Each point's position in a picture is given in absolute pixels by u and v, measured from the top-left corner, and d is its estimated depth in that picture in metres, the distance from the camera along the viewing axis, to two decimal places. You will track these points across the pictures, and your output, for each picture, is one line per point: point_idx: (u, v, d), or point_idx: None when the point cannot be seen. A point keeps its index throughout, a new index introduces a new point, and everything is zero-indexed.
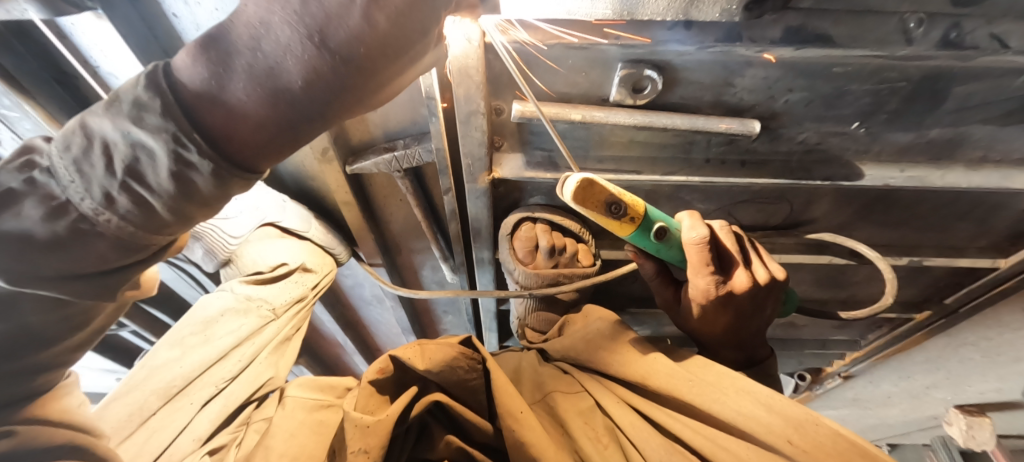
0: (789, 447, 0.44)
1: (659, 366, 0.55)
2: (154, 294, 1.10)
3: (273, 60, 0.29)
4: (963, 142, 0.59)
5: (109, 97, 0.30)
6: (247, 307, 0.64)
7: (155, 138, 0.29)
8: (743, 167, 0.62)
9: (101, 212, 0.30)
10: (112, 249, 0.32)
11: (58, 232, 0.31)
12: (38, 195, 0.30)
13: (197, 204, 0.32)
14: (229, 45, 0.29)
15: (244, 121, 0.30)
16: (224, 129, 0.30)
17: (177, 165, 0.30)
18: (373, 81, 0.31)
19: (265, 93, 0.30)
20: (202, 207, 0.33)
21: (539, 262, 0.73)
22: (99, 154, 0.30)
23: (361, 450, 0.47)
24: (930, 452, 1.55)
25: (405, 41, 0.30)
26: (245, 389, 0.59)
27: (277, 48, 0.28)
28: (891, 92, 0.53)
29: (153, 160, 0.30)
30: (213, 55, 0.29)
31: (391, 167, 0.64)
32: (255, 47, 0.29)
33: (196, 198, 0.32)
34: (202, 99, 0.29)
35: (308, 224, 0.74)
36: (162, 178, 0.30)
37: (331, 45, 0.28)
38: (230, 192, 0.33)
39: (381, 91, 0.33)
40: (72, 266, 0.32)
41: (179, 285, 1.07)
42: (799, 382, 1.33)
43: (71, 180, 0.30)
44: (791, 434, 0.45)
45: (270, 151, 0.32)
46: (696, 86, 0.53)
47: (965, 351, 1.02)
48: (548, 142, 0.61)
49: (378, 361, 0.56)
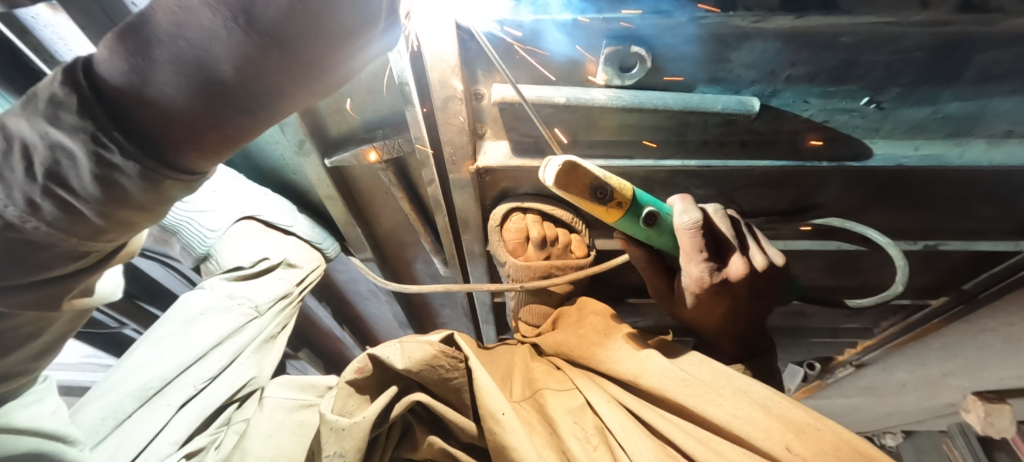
0: (788, 455, 0.41)
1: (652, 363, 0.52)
2: (151, 293, 1.10)
3: (199, 48, 0.26)
4: (985, 116, 0.54)
5: (24, 96, 0.27)
6: (228, 305, 0.63)
7: (71, 139, 0.26)
8: (743, 149, 0.58)
9: (27, 220, 0.28)
10: (47, 255, 0.30)
11: None
12: None
13: (131, 208, 0.30)
14: (151, 33, 0.26)
15: (173, 116, 0.27)
16: (151, 126, 0.28)
17: (99, 168, 0.27)
18: (316, 68, 0.28)
19: (194, 84, 0.27)
20: (137, 210, 0.31)
21: (530, 254, 0.70)
22: (16, 157, 0.27)
23: (338, 453, 0.47)
24: (947, 439, 1.51)
25: (350, 23, 0.27)
26: (225, 389, 0.57)
27: (202, 34, 0.26)
28: (905, 62, 0.48)
29: (75, 162, 0.27)
30: (133, 44, 0.26)
31: (370, 159, 0.61)
32: (177, 33, 0.26)
33: (128, 202, 0.30)
34: (124, 94, 0.27)
35: (291, 218, 0.72)
36: (87, 182, 0.28)
37: (262, 28, 0.26)
38: (166, 194, 0.31)
39: (325, 81, 0.30)
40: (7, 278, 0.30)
41: (175, 284, 1.06)
42: (810, 371, 1.30)
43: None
44: (791, 440, 0.42)
45: (208, 147, 0.30)
46: (690, 62, 0.49)
47: (985, 338, 0.97)
48: (534, 129, 0.58)
49: (357, 361, 0.54)
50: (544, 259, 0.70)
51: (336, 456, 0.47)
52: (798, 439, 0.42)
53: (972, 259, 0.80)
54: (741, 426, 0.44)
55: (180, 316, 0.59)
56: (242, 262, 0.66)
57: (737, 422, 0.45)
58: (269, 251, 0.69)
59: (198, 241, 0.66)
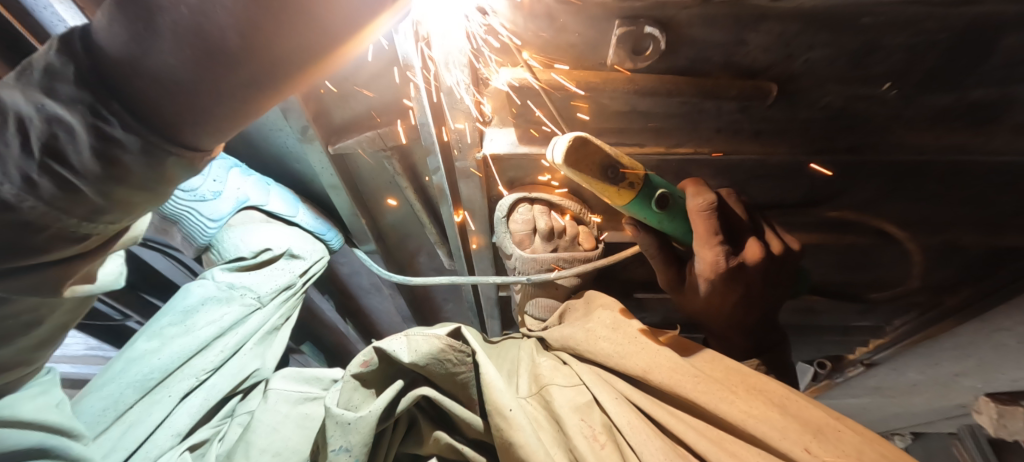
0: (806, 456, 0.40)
1: (665, 360, 0.50)
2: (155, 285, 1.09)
3: (202, 13, 0.24)
4: (1011, 105, 0.52)
5: (22, 66, 0.26)
6: (229, 295, 0.61)
7: (71, 112, 0.26)
8: (757, 137, 0.57)
9: (24, 199, 0.26)
10: (47, 239, 0.28)
11: None
12: None
13: (131, 187, 0.29)
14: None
15: (175, 89, 0.26)
16: (152, 100, 0.26)
17: (99, 142, 0.26)
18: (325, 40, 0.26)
19: (196, 54, 0.25)
20: (138, 190, 0.29)
21: (536, 246, 0.68)
22: (10, 130, 0.25)
23: (343, 447, 0.46)
24: (957, 442, 1.48)
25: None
26: (228, 382, 0.56)
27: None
28: (930, 46, 0.46)
29: (73, 136, 0.26)
30: (130, 9, 0.24)
31: (375, 145, 0.62)
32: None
33: (127, 181, 0.29)
34: (124, 66, 0.25)
35: (293, 208, 0.71)
36: (88, 158, 0.27)
37: None
38: (167, 172, 0.30)
39: (336, 53, 0.27)
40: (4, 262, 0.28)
41: (179, 276, 1.06)
42: (818, 370, 1.28)
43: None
44: (809, 441, 0.41)
45: (210, 123, 0.28)
46: (704, 45, 0.48)
47: (1000, 338, 0.95)
48: (542, 115, 0.56)
49: (363, 354, 0.52)
50: (552, 251, 0.69)
51: (341, 450, 0.46)
52: (816, 440, 0.41)
53: (990, 256, 0.78)
54: (757, 426, 0.43)
55: (182, 306, 0.58)
56: (244, 253, 0.65)
57: (754, 422, 0.43)
58: (272, 240, 0.67)
59: (197, 232, 0.64)
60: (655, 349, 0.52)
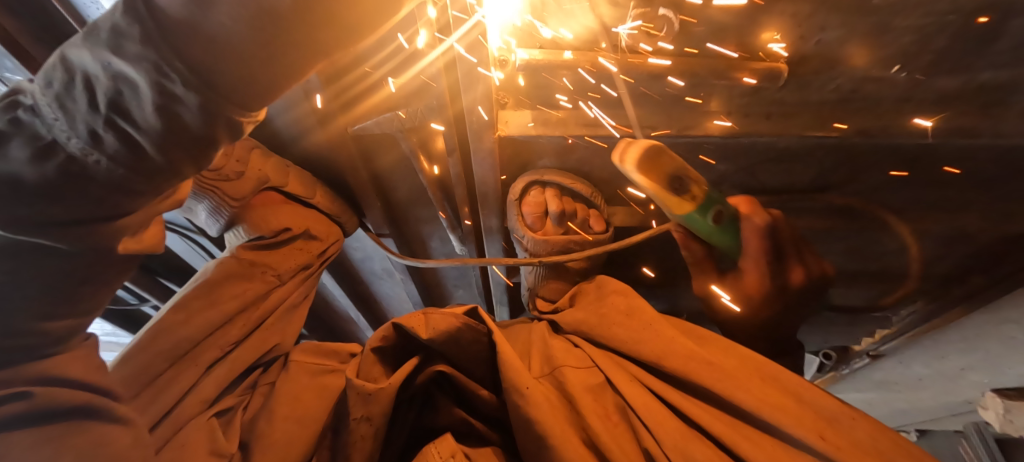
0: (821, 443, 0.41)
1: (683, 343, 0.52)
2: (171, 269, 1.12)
3: None
4: (1020, 89, 0.53)
5: (90, 27, 0.28)
6: (249, 272, 0.63)
7: (133, 68, 0.27)
8: (768, 120, 0.58)
9: (90, 152, 0.29)
10: (109, 194, 0.30)
11: (48, 175, 0.29)
12: (26, 135, 0.28)
13: (190, 146, 0.30)
14: None
15: (228, 48, 0.27)
16: (208, 61, 0.27)
17: (160, 98, 0.28)
18: None
19: (250, 13, 0.26)
20: (191, 148, 0.30)
21: (548, 228, 0.71)
22: (81, 88, 0.28)
23: (363, 417, 0.48)
24: (963, 440, 1.48)
25: None
26: (250, 353, 0.58)
27: None
28: (940, 28, 0.47)
29: (136, 93, 0.27)
30: None
31: (393, 127, 0.62)
32: None
33: (182, 140, 0.30)
34: (182, 26, 0.26)
35: (310, 190, 0.73)
36: (149, 113, 0.28)
37: None
38: (220, 133, 0.31)
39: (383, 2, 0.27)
40: (76, 213, 0.30)
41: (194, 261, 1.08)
42: (824, 362, 1.29)
43: (56, 117, 0.28)
44: (823, 430, 0.42)
45: (260, 83, 0.29)
46: (718, 26, 0.49)
47: (1007, 331, 0.96)
48: (555, 97, 0.58)
49: (382, 329, 0.54)
50: (563, 233, 0.72)
51: (363, 420, 0.48)
52: (828, 432, 0.42)
53: (999, 245, 0.79)
54: (769, 420, 0.43)
55: (206, 281, 0.58)
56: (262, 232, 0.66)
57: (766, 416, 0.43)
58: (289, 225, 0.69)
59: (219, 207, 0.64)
60: (672, 338, 0.53)
